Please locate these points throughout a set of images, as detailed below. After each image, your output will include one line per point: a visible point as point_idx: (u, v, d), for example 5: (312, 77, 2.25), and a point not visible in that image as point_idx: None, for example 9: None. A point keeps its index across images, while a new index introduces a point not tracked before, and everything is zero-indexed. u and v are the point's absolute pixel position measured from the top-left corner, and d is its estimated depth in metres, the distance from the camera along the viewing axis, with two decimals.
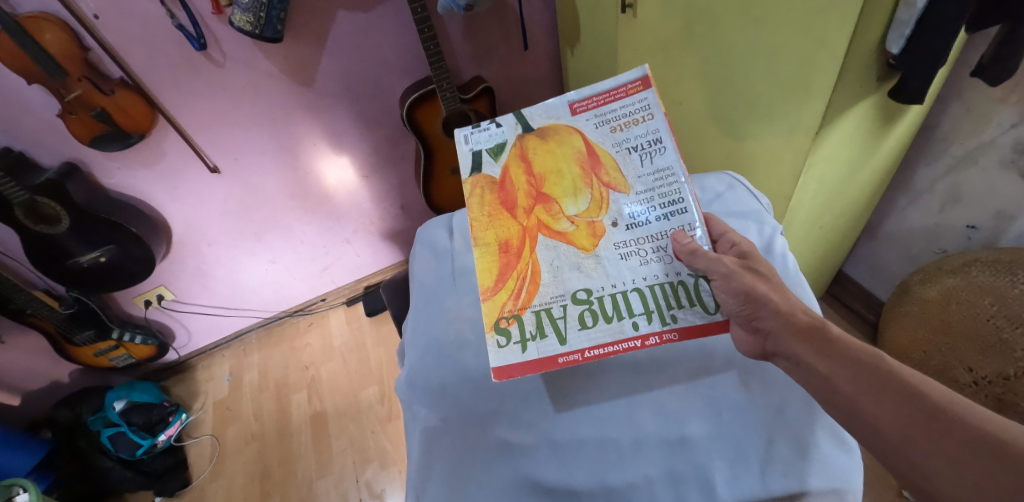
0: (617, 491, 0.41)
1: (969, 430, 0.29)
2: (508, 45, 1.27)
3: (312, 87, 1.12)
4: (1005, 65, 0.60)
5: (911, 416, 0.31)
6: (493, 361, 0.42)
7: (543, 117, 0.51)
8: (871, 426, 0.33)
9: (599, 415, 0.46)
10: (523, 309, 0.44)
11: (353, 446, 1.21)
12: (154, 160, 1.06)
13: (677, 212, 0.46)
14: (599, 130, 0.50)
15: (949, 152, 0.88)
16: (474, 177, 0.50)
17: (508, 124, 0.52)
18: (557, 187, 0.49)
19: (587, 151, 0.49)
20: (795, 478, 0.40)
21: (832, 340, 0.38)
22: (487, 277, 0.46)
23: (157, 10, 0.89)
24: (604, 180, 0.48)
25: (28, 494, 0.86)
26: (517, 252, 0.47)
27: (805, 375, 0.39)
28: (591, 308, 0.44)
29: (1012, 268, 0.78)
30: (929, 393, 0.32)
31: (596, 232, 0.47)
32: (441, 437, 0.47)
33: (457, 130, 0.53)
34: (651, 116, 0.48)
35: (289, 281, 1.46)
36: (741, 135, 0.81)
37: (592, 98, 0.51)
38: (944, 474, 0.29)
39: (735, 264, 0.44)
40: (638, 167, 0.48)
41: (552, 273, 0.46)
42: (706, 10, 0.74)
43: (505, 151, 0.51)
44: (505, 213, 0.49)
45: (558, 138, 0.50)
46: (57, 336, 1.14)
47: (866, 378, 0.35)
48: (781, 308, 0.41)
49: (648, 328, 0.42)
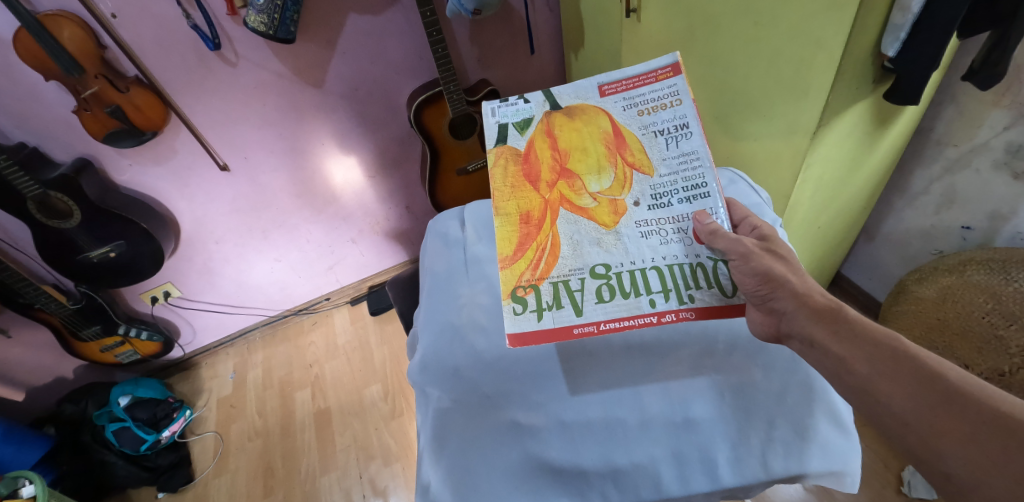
0: (624, 472, 0.43)
1: (980, 409, 0.31)
2: (514, 49, 1.30)
3: (322, 88, 1.15)
4: (993, 70, 0.63)
5: (921, 396, 0.33)
6: (509, 327, 0.44)
7: (571, 97, 0.53)
8: (883, 405, 0.35)
9: (607, 396, 0.47)
10: (541, 279, 0.46)
11: (357, 443, 1.22)
12: (165, 157, 1.08)
13: (700, 195, 0.48)
14: (627, 113, 0.52)
15: (944, 155, 0.91)
16: (499, 148, 0.52)
17: (536, 100, 0.54)
18: (580, 164, 0.51)
19: (613, 132, 0.51)
20: (795, 462, 0.42)
21: (848, 322, 0.40)
22: (507, 246, 0.48)
23: (173, 11, 0.92)
24: (629, 160, 0.50)
25: (32, 488, 0.86)
26: (537, 224, 0.48)
27: (821, 356, 0.40)
28: (609, 282, 0.46)
29: (1007, 268, 0.81)
30: (938, 372, 0.34)
31: (617, 210, 0.48)
32: (451, 419, 0.48)
33: (485, 102, 0.55)
34: (679, 102, 0.50)
35: (294, 279, 1.47)
36: (741, 135, 0.83)
37: (622, 82, 0.53)
38: (952, 448, 0.31)
39: (754, 246, 0.45)
40: (664, 150, 0.50)
41: (571, 246, 0.47)
42: (708, 15, 0.76)
43: (531, 126, 0.53)
44: (528, 185, 0.50)
45: (585, 118, 0.52)
46: (63, 330, 1.15)
47: (880, 357, 0.36)
48: (797, 290, 0.43)
49: (665, 305, 0.44)
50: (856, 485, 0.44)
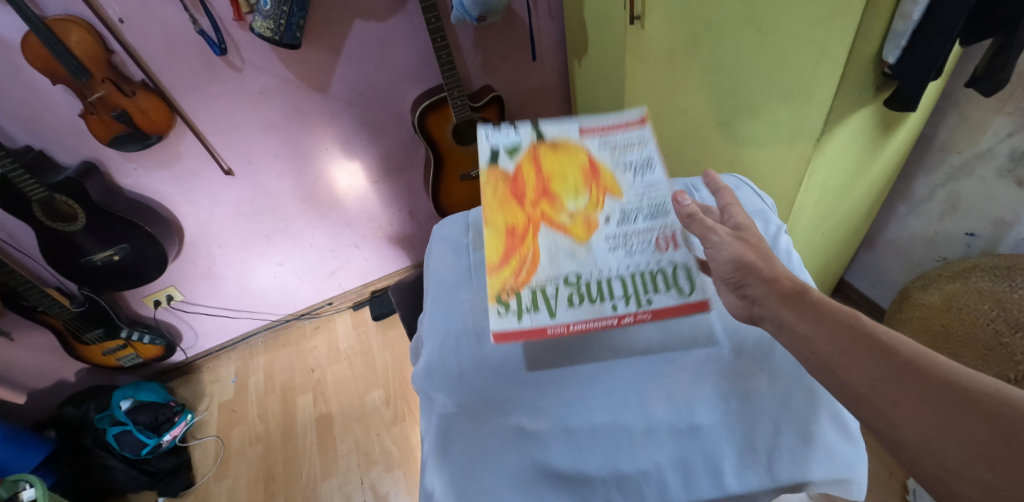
0: (629, 478, 0.42)
1: (943, 381, 0.27)
2: (517, 54, 1.31)
3: (326, 93, 1.15)
4: (997, 76, 0.63)
5: (879, 369, 0.30)
6: (493, 325, 0.44)
7: (554, 130, 0.54)
8: (844, 382, 0.31)
9: (611, 402, 0.47)
10: (523, 284, 0.46)
11: (358, 449, 1.21)
12: (170, 161, 1.09)
13: (660, 216, 0.50)
14: (601, 149, 0.53)
15: (947, 162, 0.91)
16: (489, 167, 0.52)
17: (523, 128, 0.55)
18: (560, 186, 0.51)
19: (589, 163, 0.52)
20: (802, 469, 0.41)
21: (814, 303, 0.36)
22: (494, 253, 0.48)
23: (180, 17, 0.93)
24: (603, 186, 0.51)
25: (35, 490, 0.86)
26: (521, 236, 0.49)
27: (789, 339, 0.37)
28: (580, 290, 0.46)
29: (1012, 275, 0.80)
30: (899, 346, 0.30)
31: (591, 225, 0.49)
32: (455, 424, 0.47)
33: (478, 127, 0.55)
34: (646, 145, 0.53)
35: (297, 284, 1.47)
36: (744, 142, 0.83)
37: (597, 127, 0.54)
38: (908, 421, 0.27)
39: (726, 234, 0.45)
40: (632, 181, 0.51)
41: (549, 257, 0.48)
42: (712, 22, 0.77)
43: (520, 151, 0.53)
44: (513, 202, 0.51)
45: (567, 148, 0.53)
46: (66, 334, 1.15)
47: (841, 335, 0.33)
48: (768, 276, 0.41)
49: (626, 308, 0.45)
50: (864, 495, 0.43)
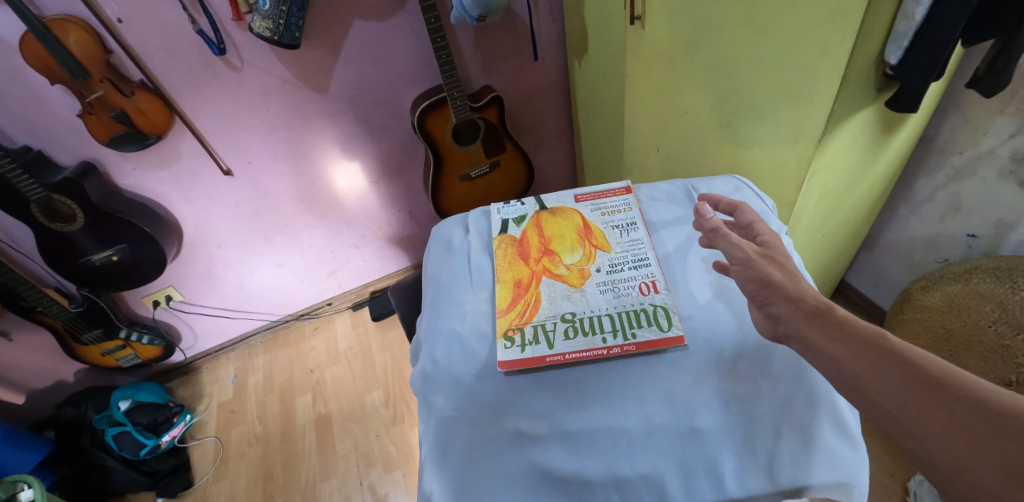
0: (628, 482, 0.42)
1: (967, 401, 0.29)
2: (518, 54, 1.30)
3: (326, 93, 1.15)
4: (998, 77, 0.62)
5: (908, 391, 0.31)
6: (500, 356, 0.51)
7: (555, 202, 0.71)
8: (874, 403, 0.33)
9: (609, 405, 0.47)
10: (526, 323, 0.55)
11: (357, 450, 1.21)
12: (168, 161, 1.08)
13: (643, 265, 0.60)
14: (593, 213, 0.68)
15: (949, 162, 0.91)
16: (501, 236, 0.66)
17: (529, 203, 0.71)
18: (559, 245, 0.64)
19: (584, 226, 0.66)
20: (801, 472, 0.41)
21: (839, 322, 0.37)
22: (501, 301, 0.58)
23: (177, 16, 0.92)
24: (594, 243, 0.63)
25: (32, 491, 0.85)
26: (526, 286, 0.59)
27: (816, 359, 0.38)
28: (575, 324, 0.54)
29: (1013, 276, 0.79)
30: (925, 366, 0.32)
31: (584, 275, 0.60)
32: (454, 427, 0.47)
33: (493, 205, 0.72)
34: (629, 209, 0.68)
35: (296, 284, 1.47)
36: (744, 143, 0.83)
37: (590, 195, 0.72)
38: (941, 440, 0.29)
39: (753, 252, 0.46)
40: (618, 237, 0.64)
41: (549, 301, 0.58)
42: (713, 22, 0.77)
43: (525, 221, 0.68)
44: (520, 260, 0.62)
45: (564, 216, 0.68)
46: (64, 334, 1.15)
47: (869, 356, 0.34)
48: (793, 294, 0.41)
49: (615, 341, 0.51)
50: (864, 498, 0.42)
